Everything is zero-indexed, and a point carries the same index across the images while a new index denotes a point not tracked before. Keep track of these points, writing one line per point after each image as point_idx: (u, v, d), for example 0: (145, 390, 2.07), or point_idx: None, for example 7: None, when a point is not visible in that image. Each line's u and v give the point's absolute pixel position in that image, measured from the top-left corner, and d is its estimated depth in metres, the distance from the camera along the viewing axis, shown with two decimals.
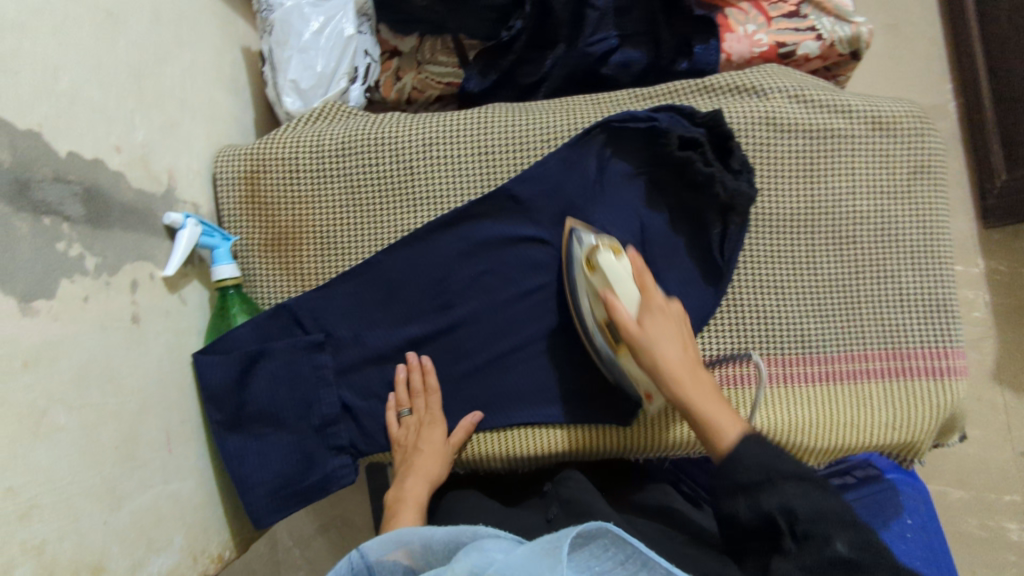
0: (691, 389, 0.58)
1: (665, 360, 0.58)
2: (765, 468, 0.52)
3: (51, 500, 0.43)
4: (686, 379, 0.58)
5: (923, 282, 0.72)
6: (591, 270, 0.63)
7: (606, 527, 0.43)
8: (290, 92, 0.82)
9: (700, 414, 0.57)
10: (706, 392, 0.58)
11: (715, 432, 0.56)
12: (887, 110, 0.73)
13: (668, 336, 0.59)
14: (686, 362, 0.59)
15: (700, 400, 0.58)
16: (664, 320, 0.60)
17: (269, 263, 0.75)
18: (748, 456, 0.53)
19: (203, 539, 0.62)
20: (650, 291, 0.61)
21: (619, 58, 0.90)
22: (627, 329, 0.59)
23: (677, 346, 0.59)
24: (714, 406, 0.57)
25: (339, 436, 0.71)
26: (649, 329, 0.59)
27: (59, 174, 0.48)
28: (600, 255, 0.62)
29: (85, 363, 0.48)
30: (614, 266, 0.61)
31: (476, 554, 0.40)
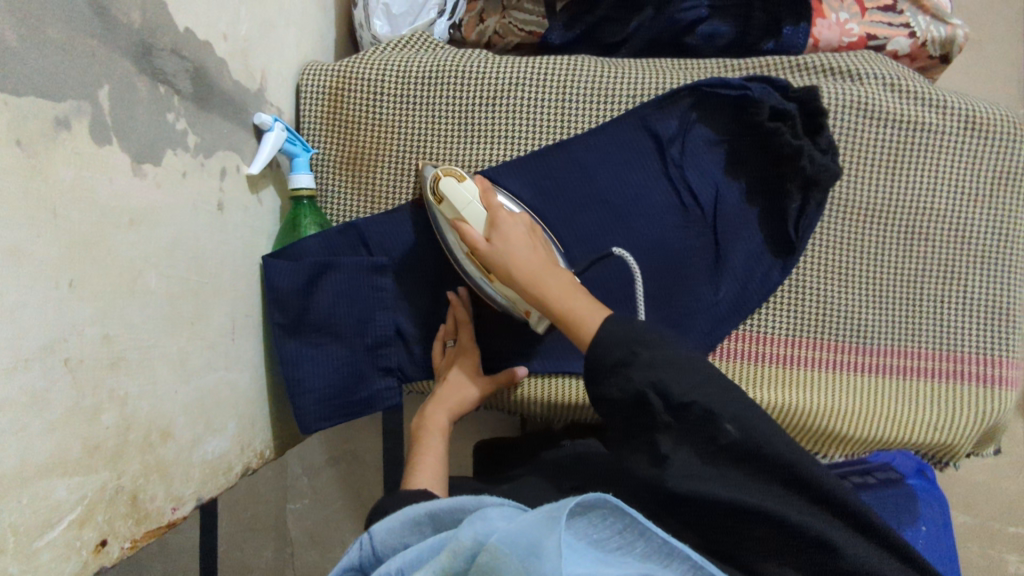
0: (547, 282, 0.58)
1: (513, 265, 0.60)
2: (626, 340, 0.50)
3: (138, 356, 0.45)
4: (542, 278, 0.59)
5: (988, 289, 0.72)
6: (439, 200, 0.66)
7: (605, 497, 0.40)
8: (381, 15, 0.83)
9: (559, 307, 0.57)
10: (565, 285, 0.58)
11: (576, 323, 0.56)
12: (981, 109, 0.72)
13: (514, 242, 0.61)
14: (535, 261, 0.60)
15: (556, 296, 0.58)
16: (513, 230, 0.62)
17: (343, 179, 0.76)
18: (609, 331, 0.52)
19: (250, 434, 0.63)
20: (494, 207, 0.63)
21: (706, 29, 0.89)
22: (477, 246, 0.62)
23: (528, 249, 0.61)
24: (576, 299, 0.57)
25: (390, 357, 0.73)
26: (497, 241, 0.61)
27: (176, 46, 0.48)
28: (442, 183, 0.65)
29: (176, 234, 0.49)
30: (455, 188, 0.64)
31: (479, 523, 0.39)
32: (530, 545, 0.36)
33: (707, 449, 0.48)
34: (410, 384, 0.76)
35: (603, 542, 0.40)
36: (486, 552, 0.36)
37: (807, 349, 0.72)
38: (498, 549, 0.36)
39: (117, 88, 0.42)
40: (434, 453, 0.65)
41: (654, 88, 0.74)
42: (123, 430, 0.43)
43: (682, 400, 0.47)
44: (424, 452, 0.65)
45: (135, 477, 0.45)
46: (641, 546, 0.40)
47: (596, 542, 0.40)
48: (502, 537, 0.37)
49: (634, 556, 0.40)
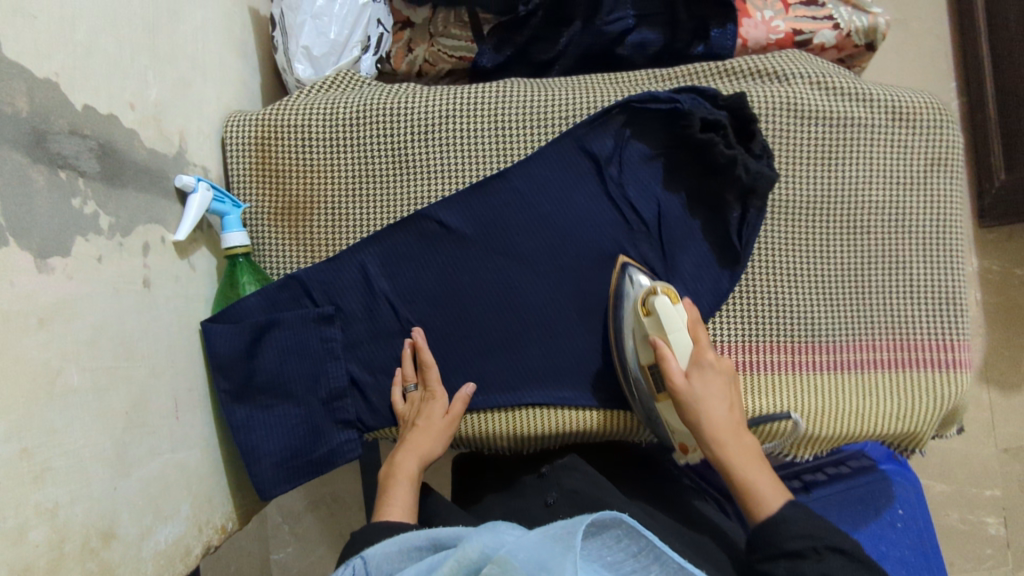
0: (733, 450, 0.58)
1: (707, 417, 0.59)
2: (812, 538, 0.50)
3: (65, 463, 0.42)
4: (730, 442, 0.59)
5: (933, 275, 0.73)
6: (644, 313, 0.65)
7: (620, 518, 0.42)
8: (302, 58, 0.81)
9: (740, 477, 0.57)
10: (749, 457, 0.58)
11: (755, 499, 0.56)
12: (906, 100, 0.73)
13: (718, 394, 0.60)
14: (731, 422, 0.60)
15: (743, 466, 0.58)
16: (716, 378, 0.61)
17: (280, 231, 0.74)
18: (794, 524, 0.52)
19: (208, 510, 0.61)
20: (703, 346, 0.62)
21: (635, 39, 0.89)
22: (675, 380, 0.61)
23: (725, 406, 0.60)
24: (758, 473, 0.57)
25: (346, 411, 0.71)
26: (695, 383, 0.61)
27: (75, 127, 0.46)
28: (657, 299, 0.64)
29: (97, 322, 0.47)
30: (670, 311, 0.63)
31: (488, 535, 0.40)
32: (541, 561, 0.37)
33: None
34: (372, 433, 0.74)
35: (617, 564, 0.41)
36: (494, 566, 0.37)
37: (766, 353, 0.72)
38: (507, 562, 0.37)
39: (9, 184, 0.39)
40: (402, 500, 0.63)
41: (586, 108, 0.74)
42: (57, 543, 0.40)
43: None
44: (395, 504, 0.62)
45: None
46: (655, 570, 0.42)
47: (610, 564, 0.41)
48: (511, 550, 0.38)
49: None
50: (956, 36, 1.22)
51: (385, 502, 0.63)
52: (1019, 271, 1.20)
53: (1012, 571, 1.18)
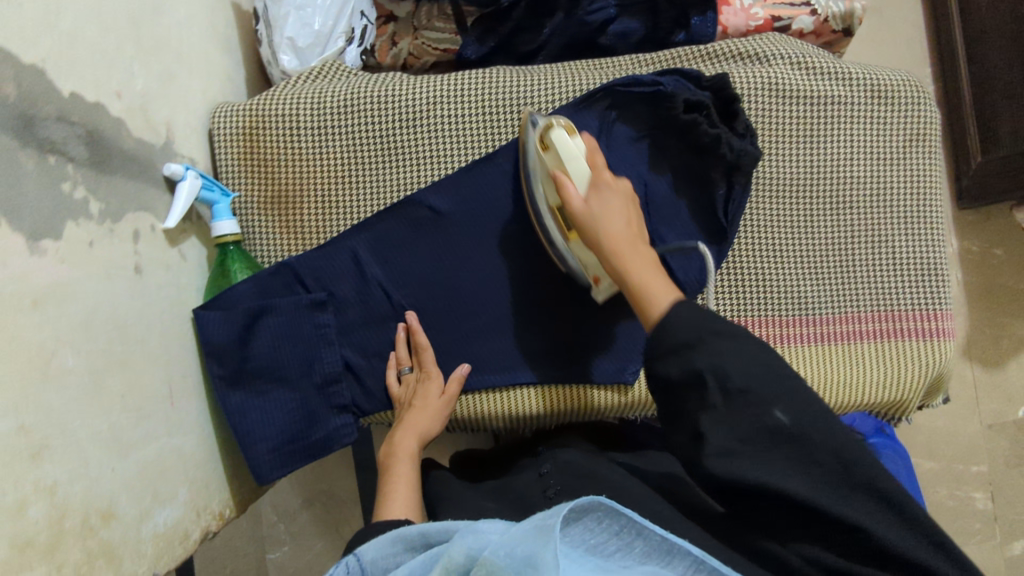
0: (629, 259, 0.57)
1: (603, 232, 0.58)
2: (697, 326, 0.49)
3: (63, 442, 0.42)
4: (626, 251, 0.57)
5: (914, 246, 0.75)
6: (544, 149, 0.64)
7: (598, 501, 0.40)
8: (287, 50, 0.82)
9: (634, 284, 0.55)
10: (645, 263, 0.57)
11: (646, 298, 0.54)
12: (883, 77, 0.75)
13: (611, 210, 0.59)
14: (627, 233, 0.58)
15: (636, 271, 0.56)
16: (612, 196, 0.60)
17: (270, 221, 0.75)
18: (678, 314, 0.50)
19: (205, 495, 0.61)
20: (599, 169, 0.62)
21: (617, 28, 0.91)
22: (573, 204, 0.60)
23: (623, 220, 0.59)
24: (653, 276, 0.56)
25: (341, 395, 0.72)
26: (593, 205, 0.60)
27: (62, 113, 0.47)
28: (554, 133, 0.63)
29: (91, 307, 0.47)
30: (566, 140, 0.62)
31: (471, 537, 0.40)
32: (526, 554, 0.36)
33: (744, 429, 0.46)
34: (368, 417, 0.75)
35: (600, 546, 0.41)
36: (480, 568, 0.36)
37: (753, 328, 0.73)
38: (491, 564, 0.36)
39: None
40: (405, 479, 0.64)
41: (570, 91, 0.75)
42: (57, 519, 0.41)
43: (739, 388, 0.46)
44: (398, 483, 0.64)
45: (77, 566, 0.42)
46: (639, 546, 0.41)
47: (593, 548, 0.40)
48: (495, 550, 0.37)
49: (633, 556, 0.41)
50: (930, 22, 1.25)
51: (389, 482, 0.63)
52: (998, 250, 1.23)
53: (1001, 545, 1.20)
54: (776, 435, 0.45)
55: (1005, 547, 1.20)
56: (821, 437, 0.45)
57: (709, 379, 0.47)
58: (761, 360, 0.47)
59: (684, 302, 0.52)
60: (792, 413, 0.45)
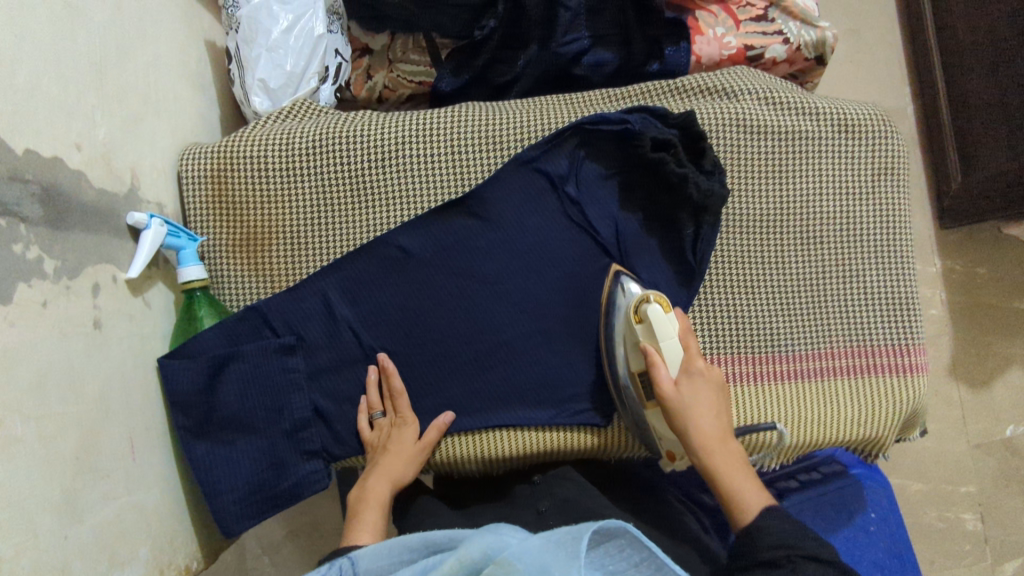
0: (718, 457, 0.60)
1: (695, 425, 0.61)
2: (789, 542, 0.52)
3: (8, 515, 0.41)
4: (716, 449, 0.60)
5: (886, 281, 0.76)
6: (637, 320, 0.66)
7: (625, 528, 0.44)
8: (258, 91, 0.82)
9: (724, 485, 0.58)
10: (735, 465, 0.59)
11: (737, 504, 0.57)
12: (851, 113, 0.76)
13: (704, 401, 0.62)
14: (718, 431, 0.61)
15: (727, 473, 0.59)
16: (704, 385, 0.63)
17: (238, 264, 0.74)
18: (768, 532, 0.53)
19: (170, 550, 0.60)
20: (693, 354, 0.64)
21: (591, 59, 0.90)
22: (663, 387, 0.62)
23: (713, 414, 0.62)
24: (739, 479, 0.58)
25: (311, 441, 0.71)
26: (684, 391, 0.62)
27: (15, 172, 0.46)
28: (648, 306, 0.65)
29: (43, 369, 0.46)
30: (663, 318, 0.64)
31: (492, 537, 0.41)
32: (543, 564, 0.38)
33: None
34: (339, 462, 0.74)
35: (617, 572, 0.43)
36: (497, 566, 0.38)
37: (727, 365, 0.74)
38: (510, 565, 0.38)
39: None
40: (371, 526, 0.62)
41: (541, 131, 0.75)
42: None
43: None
44: (366, 529, 0.62)
45: None
46: None
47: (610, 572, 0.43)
48: (514, 553, 0.39)
49: None
50: (908, 43, 1.25)
51: (354, 530, 0.62)
52: (981, 269, 1.23)
53: (991, 566, 1.19)
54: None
55: (996, 569, 1.19)
56: None
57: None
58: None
59: (776, 516, 0.55)
60: None
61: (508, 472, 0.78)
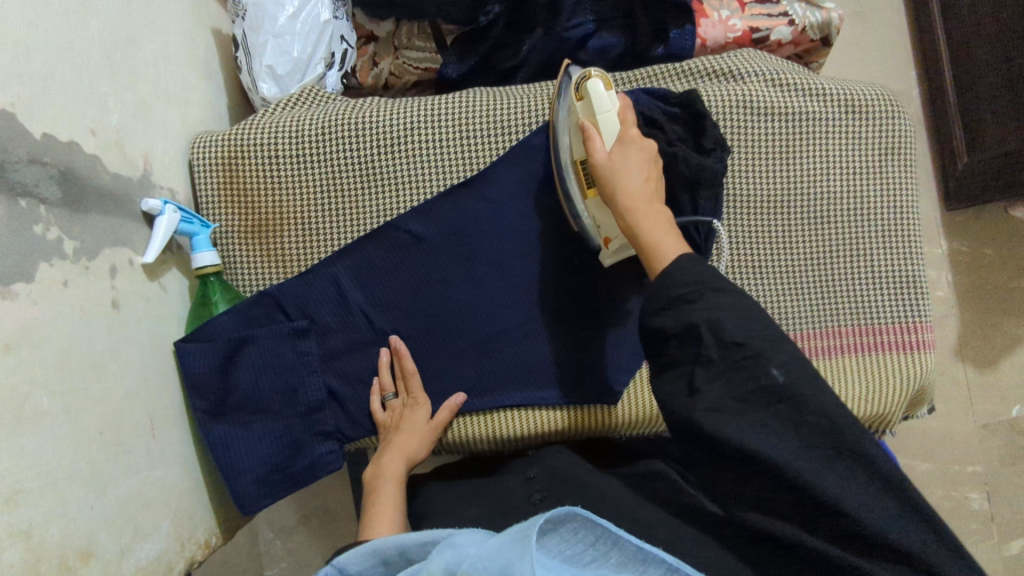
0: (643, 216, 0.60)
1: (623, 188, 0.61)
2: (700, 281, 0.53)
3: (37, 485, 0.43)
4: (640, 210, 0.60)
5: (893, 259, 0.76)
6: (580, 98, 0.66)
7: (574, 512, 0.43)
8: (267, 78, 0.83)
9: (644, 239, 0.59)
10: (657, 222, 0.59)
11: (655, 254, 0.58)
12: (858, 93, 0.77)
13: (634, 166, 0.61)
14: (645, 192, 0.61)
15: (650, 229, 0.59)
16: (637, 153, 0.62)
17: (251, 249, 0.76)
18: (681, 268, 0.54)
19: (190, 527, 0.62)
20: (628, 125, 0.63)
21: (597, 43, 0.91)
22: (596, 158, 0.62)
23: (641, 177, 0.61)
24: (660, 233, 0.59)
25: (325, 422, 0.72)
26: (616, 158, 0.62)
27: (34, 155, 0.47)
28: (590, 84, 0.64)
29: (66, 347, 0.47)
30: (602, 94, 0.63)
31: (450, 552, 0.40)
32: (502, 565, 0.37)
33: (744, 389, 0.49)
34: (353, 443, 0.75)
35: (578, 556, 0.42)
36: None
37: None
38: None
39: None
40: (389, 499, 0.64)
41: (545, 112, 0.76)
42: (33, 563, 0.41)
43: (736, 343, 0.50)
44: (385, 503, 0.64)
45: None
46: (615, 555, 0.43)
47: (570, 557, 0.42)
48: (474, 562, 0.38)
49: (609, 565, 0.42)
50: (913, 24, 1.25)
51: (375, 503, 0.64)
52: (988, 249, 1.23)
53: (999, 544, 1.20)
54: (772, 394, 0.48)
55: (1004, 547, 1.20)
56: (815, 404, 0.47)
57: (701, 327, 0.51)
58: (759, 321, 0.51)
59: (689, 258, 0.55)
60: (786, 370, 0.49)
61: (520, 449, 0.80)
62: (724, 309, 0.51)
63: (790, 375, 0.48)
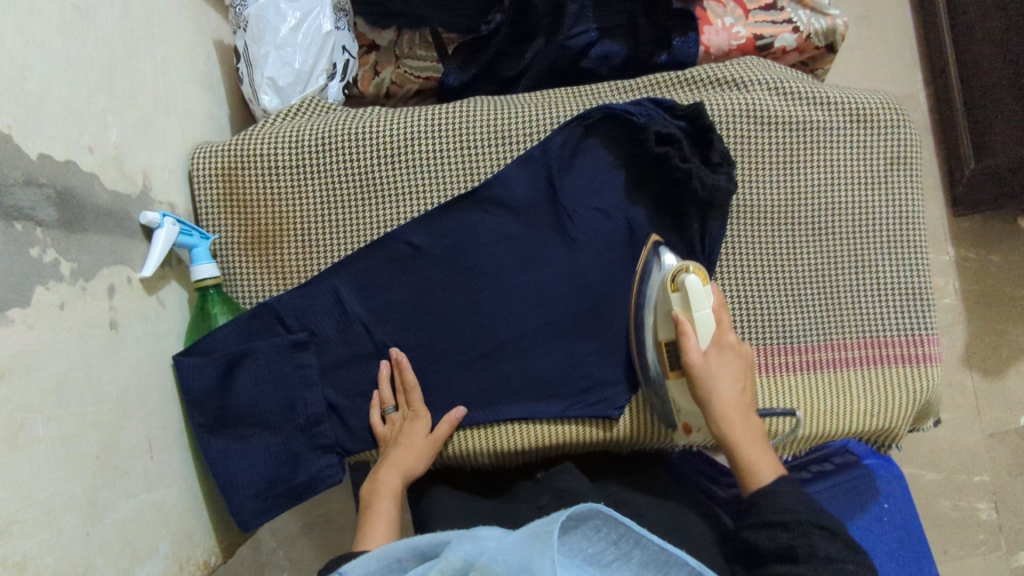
0: (740, 431, 0.63)
1: (720, 395, 0.64)
2: (801, 514, 0.55)
3: (32, 514, 0.42)
4: (737, 420, 0.63)
5: (900, 271, 0.75)
6: (672, 289, 0.68)
7: (597, 510, 0.44)
8: (267, 89, 0.82)
9: (741, 456, 0.62)
10: (754, 439, 0.63)
11: (749, 473, 0.61)
12: (864, 102, 0.76)
13: (729, 376, 0.65)
14: (740, 404, 0.64)
15: (747, 445, 0.62)
16: (731, 357, 0.66)
17: (250, 261, 0.75)
18: (782, 496, 0.57)
19: (189, 545, 0.61)
20: (724, 328, 0.66)
21: (599, 51, 0.89)
22: (692, 356, 0.65)
23: (736, 387, 0.65)
24: (756, 450, 0.62)
25: (325, 436, 0.71)
26: (713, 360, 0.65)
27: (30, 176, 0.46)
28: (687, 276, 0.66)
29: (62, 369, 0.47)
30: (700, 290, 0.66)
31: (470, 544, 0.42)
32: (521, 563, 0.39)
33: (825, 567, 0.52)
34: (353, 456, 0.74)
35: (598, 554, 0.45)
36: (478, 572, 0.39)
37: None
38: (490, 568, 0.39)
39: None
40: (384, 516, 0.63)
41: (548, 124, 0.75)
42: None
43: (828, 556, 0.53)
44: (380, 519, 0.63)
45: None
46: (636, 554, 0.45)
47: (591, 556, 0.44)
48: (493, 555, 0.40)
49: (630, 565, 0.45)
50: (920, 28, 1.24)
51: (369, 521, 0.63)
52: (995, 256, 1.22)
53: (1006, 555, 1.19)
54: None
55: (1010, 558, 1.19)
56: None
57: (800, 551, 0.53)
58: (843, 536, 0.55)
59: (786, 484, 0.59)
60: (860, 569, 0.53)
61: (522, 464, 0.79)
62: (818, 539, 0.54)
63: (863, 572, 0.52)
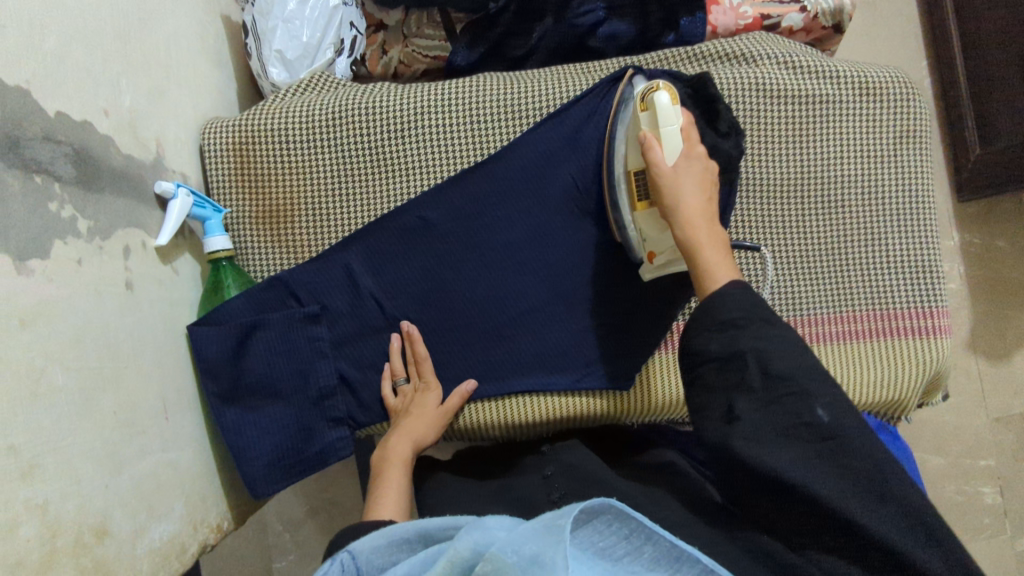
0: (701, 234, 0.59)
1: (682, 201, 0.60)
2: (751, 309, 0.52)
3: (54, 461, 0.43)
4: (698, 227, 0.59)
5: (908, 243, 0.75)
6: (643, 109, 0.66)
7: (611, 504, 0.40)
8: (276, 63, 0.83)
9: (698, 257, 0.58)
10: (716, 245, 0.58)
11: (706, 273, 0.56)
12: (873, 75, 0.76)
13: (692, 185, 0.61)
14: (704, 212, 0.60)
15: (706, 248, 0.58)
16: (698, 171, 0.62)
17: (263, 234, 0.76)
18: (736, 290, 0.53)
19: (203, 510, 0.61)
20: (693, 143, 0.63)
21: (605, 31, 0.89)
22: (656, 167, 0.62)
23: (701, 197, 0.61)
24: (717, 255, 0.58)
25: (337, 409, 0.73)
26: (679, 172, 0.62)
27: (49, 133, 0.47)
28: (656, 94, 0.64)
29: (80, 325, 0.47)
30: (667, 107, 0.63)
31: (478, 533, 0.39)
32: (532, 555, 0.36)
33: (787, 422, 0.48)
34: (365, 429, 0.75)
35: (609, 549, 0.40)
36: (486, 563, 0.36)
37: None
38: (500, 560, 0.36)
39: None
40: (395, 483, 0.63)
41: (558, 98, 0.75)
42: (48, 538, 0.41)
43: (781, 375, 0.49)
44: (391, 487, 0.63)
45: None
46: (648, 552, 0.41)
47: (603, 550, 0.40)
48: (502, 546, 0.37)
49: (642, 562, 0.40)
50: (925, 15, 1.24)
51: (380, 488, 0.63)
52: (1000, 242, 1.21)
53: (1011, 539, 1.19)
54: (811, 432, 0.47)
55: (1016, 542, 1.19)
56: (860, 452, 0.46)
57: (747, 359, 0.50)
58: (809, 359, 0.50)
59: (739, 282, 0.54)
60: (831, 410, 0.47)
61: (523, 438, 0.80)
62: (772, 350, 0.50)
63: (834, 416, 0.47)
